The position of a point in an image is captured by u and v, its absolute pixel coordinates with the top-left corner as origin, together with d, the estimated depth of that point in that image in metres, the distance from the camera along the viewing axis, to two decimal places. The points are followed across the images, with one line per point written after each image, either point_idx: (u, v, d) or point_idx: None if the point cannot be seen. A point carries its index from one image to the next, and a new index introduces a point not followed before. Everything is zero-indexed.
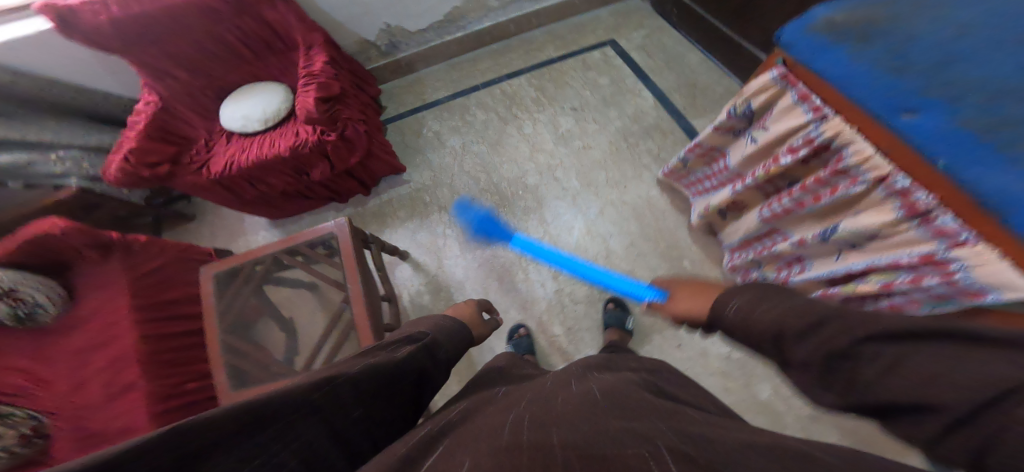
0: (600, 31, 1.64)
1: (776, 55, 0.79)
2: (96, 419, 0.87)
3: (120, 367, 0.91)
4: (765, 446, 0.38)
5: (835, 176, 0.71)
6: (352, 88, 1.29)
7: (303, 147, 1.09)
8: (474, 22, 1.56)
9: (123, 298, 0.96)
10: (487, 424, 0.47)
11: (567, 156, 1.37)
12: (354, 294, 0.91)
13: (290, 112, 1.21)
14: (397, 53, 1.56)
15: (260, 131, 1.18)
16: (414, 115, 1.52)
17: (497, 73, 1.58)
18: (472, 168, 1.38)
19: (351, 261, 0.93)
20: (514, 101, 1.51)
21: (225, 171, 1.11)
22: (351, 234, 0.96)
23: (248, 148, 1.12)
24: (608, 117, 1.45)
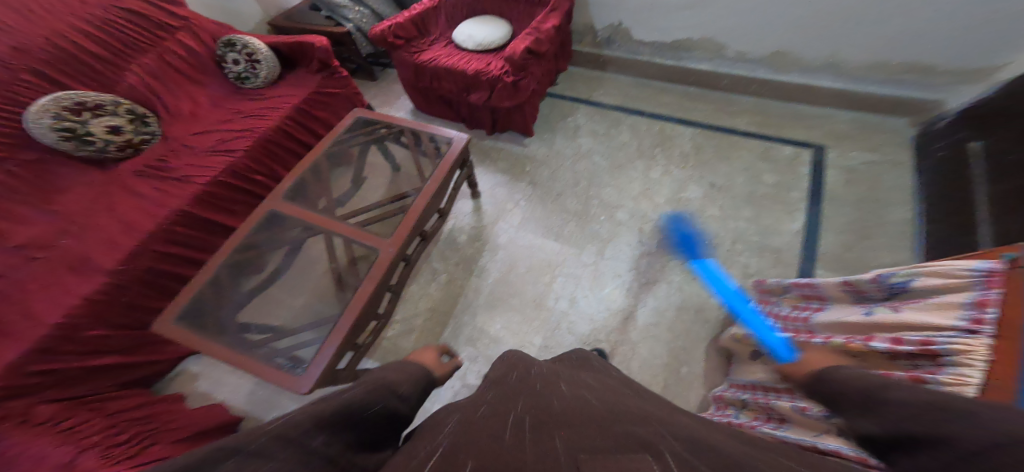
0: (817, 131, 1.51)
1: (1010, 247, 0.53)
2: (190, 155, 1.16)
3: (241, 135, 1.21)
4: (690, 448, 0.41)
5: (910, 379, 0.53)
6: (551, 57, 1.47)
7: (485, 75, 1.33)
8: (693, 60, 1.67)
9: (298, 101, 1.31)
10: (480, 418, 0.52)
11: (669, 221, 1.36)
12: (427, 189, 1.16)
13: (497, 48, 1.43)
14: (606, 50, 1.80)
15: (470, 50, 1.42)
16: (574, 102, 1.69)
17: (670, 112, 1.67)
18: (581, 171, 1.46)
19: (443, 168, 1.20)
20: (662, 143, 1.56)
21: (428, 60, 1.39)
22: (461, 150, 1.26)
23: (453, 55, 1.40)
24: (737, 213, 1.36)
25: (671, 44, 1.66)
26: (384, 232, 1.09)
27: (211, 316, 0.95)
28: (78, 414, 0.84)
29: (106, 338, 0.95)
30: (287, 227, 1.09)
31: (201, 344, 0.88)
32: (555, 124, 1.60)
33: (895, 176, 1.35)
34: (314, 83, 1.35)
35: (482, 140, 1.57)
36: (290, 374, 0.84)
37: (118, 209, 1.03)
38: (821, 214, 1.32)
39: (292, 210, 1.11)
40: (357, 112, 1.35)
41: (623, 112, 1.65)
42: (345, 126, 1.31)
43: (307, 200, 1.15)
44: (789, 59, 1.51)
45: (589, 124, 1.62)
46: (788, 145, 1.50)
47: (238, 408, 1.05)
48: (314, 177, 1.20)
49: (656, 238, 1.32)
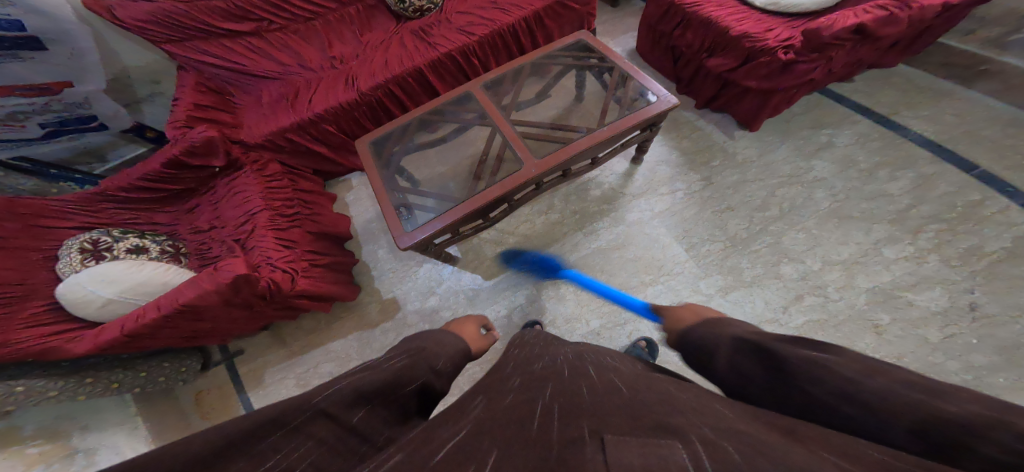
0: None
1: None
2: (443, 26, 1.46)
3: (480, 20, 1.43)
4: (746, 432, 0.39)
5: None
6: (885, 45, 1.09)
7: (752, 44, 1.11)
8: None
9: (542, 4, 1.42)
10: (506, 404, 0.55)
11: (843, 308, 0.99)
12: (599, 132, 1.16)
13: (800, 15, 1.14)
14: (1010, 55, 1.14)
15: (759, 8, 1.19)
16: (849, 111, 1.27)
17: (1023, 184, 1.05)
18: (780, 196, 1.17)
19: (627, 121, 1.16)
20: (958, 215, 1.04)
21: (691, 4, 1.24)
22: (656, 114, 1.16)
23: (722, 9, 1.21)
24: (963, 352, 0.89)
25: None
26: (537, 152, 1.19)
27: (388, 148, 1.34)
28: (282, 180, 1.40)
29: (333, 135, 1.48)
30: (469, 110, 1.33)
31: (372, 174, 1.28)
32: (795, 129, 1.27)
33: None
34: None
35: (686, 110, 1.38)
36: (402, 224, 1.17)
37: (388, 53, 1.45)
38: None
39: (480, 97, 1.33)
40: (580, 35, 1.39)
41: (936, 153, 1.14)
42: (563, 44, 1.39)
43: (497, 93, 1.34)
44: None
45: (851, 148, 1.20)
46: None
47: (355, 228, 1.55)
48: (512, 77, 1.36)
49: (810, 316, 1.00)
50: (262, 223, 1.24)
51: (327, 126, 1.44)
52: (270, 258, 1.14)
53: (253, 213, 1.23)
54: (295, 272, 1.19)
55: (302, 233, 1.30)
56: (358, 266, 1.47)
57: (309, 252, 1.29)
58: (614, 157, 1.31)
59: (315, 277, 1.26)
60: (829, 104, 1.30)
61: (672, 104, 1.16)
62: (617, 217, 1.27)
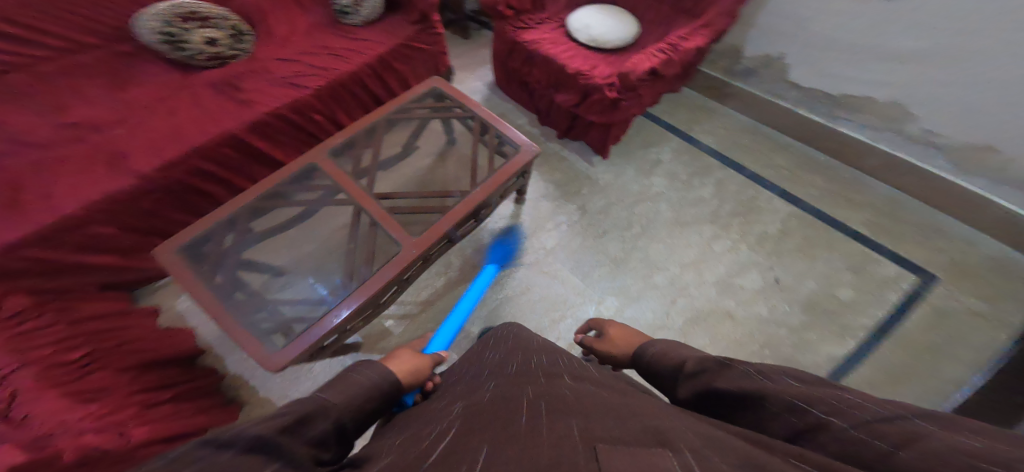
0: (939, 255, 1.29)
1: None
2: (256, 79, 1.21)
3: (308, 72, 1.24)
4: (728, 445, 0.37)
5: None
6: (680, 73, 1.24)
7: (584, 80, 1.16)
8: (846, 123, 1.41)
9: (381, 46, 1.31)
10: (493, 403, 0.51)
11: (707, 303, 1.24)
12: (477, 195, 1.08)
13: (613, 49, 1.24)
14: (738, 81, 1.57)
15: (581, 43, 1.23)
16: (665, 129, 1.52)
17: (773, 177, 1.44)
18: (640, 214, 1.35)
19: (503, 172, 1.11)
20: (752, 210, 1.38)
21: (528, 42, 1.22)
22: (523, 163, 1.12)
23: (557, 46, 1.22)
24: (785, 320, 1.23)
25: (832, 98, 1.40)
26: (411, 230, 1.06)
27: (218, 244, 1.03)
28: (38, 315, 0.91)
29: (115, 238, 1.07)
30: (318, 186, 1.10)
31: (194, 289, 0.94)
32: (632, 150, 1.46)
33: (988, 336, 1.16)
34: (405, 34, 1.34)
35: (548, 141, 1.45)
36: (263, 348, 0.89)
37: (178, 116, 1.13)
38: (874, 348, 1.18)
39: (330, 171, 1.10)
40: (432, 80, 1.24)
41: (720, 161, 1.46)
42: (417, 94, 1.22)
43: (350, 159, 1.15)
44: (983, 161, 1.23)
45: (673, 162, 1.46)
46: (892, 263, 1.30)
47: (205, 340, 1.18)
48: (364, 138, 1.18)
49: (688, 314, 1.22)
50: (34, 376, 0.77)
51: (102, 227, 1.03)
52: (70, 419, 0.72)
53: (11, 369, 0.76)
54: (121, 424, 0.78)
55: (109, 372, 0.89)
56: (224, 384, 1.12)
57: (138, 392, 0.89)
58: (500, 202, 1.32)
59: (159, 418, 0.87)
60: (649, 124, 1.54)
61: (536, 151, 1.13)
62: (513, 261, 1.28)
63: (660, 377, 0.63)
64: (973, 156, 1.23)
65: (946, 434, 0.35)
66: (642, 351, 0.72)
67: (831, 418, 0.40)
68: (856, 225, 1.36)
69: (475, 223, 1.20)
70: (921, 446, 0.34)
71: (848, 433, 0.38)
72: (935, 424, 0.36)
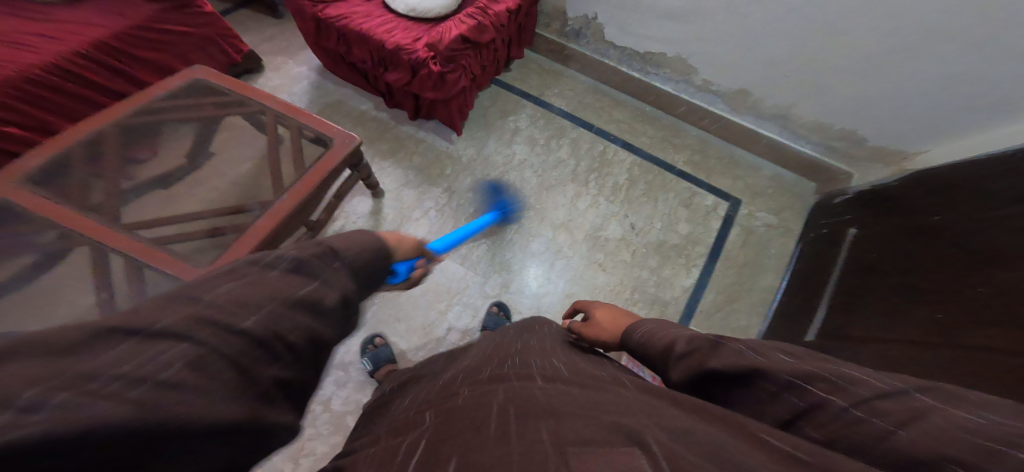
0: (738, 182, 1.58)
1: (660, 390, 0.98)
2: None
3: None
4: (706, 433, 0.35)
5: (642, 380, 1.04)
6: (504, 40, 1.22)
7: (406, 56, 1.04)
8: (659, 77, 1.59)
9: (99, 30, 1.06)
10: (447, 423, 0.41)
11: (582, 262, 1.32)
12: (281, 203, 0.92)
13: (435, 19, 1.10)
14: (572, 42, 1.63)
15: (399, 14, 1.09)
16: (517, 95, 1.51)
17: (616, 131, 1.57)
18: (507, 186, 1.33)
19: (319, 169, 0.97)
20: (604, 165, 1.48)
21: (334, 18, 1.06)
22: (346, 154, 1.00)
23: (371, 17, 1.07)
24: (643, 262, 1.39)
25: (641, 55, 1.54)
26: (207, 257, 0.85)
27: None
28: None
29: None
30: (32, 225, 0.82)
31: None
32: (491, 121, 1.42)
33: (781, 243, 1.48)
34: (139, 15, 1.11)
35: (400, 124, 1.33)
36: None
37: None
38: (713, 271, 1.43)
39: (27, 201, 0.84)
40: (196, 71, 1.05)
41: (572, 121, 1.52)
42: (172, 89, 1.03)
43: (64, 186, 0.87)
44: (747, 101, 1.49)
45: (531, 127, 1.46)
46: (713, 195, 1.56)
47: None
48: (87, 154, 0.92)
49: (566, 276, 1.29)
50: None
51: None
52: None
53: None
54: None
55: None
56: None
57: None
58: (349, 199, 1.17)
59: None
60: (502, 92, 1.51)
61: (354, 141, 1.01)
62: None
63: (647, 356, 0.56)
64: (736, 100, 1.51)
65: (951, 412, 0.31)
66: (628, 332, 0.63)
67: (834, 398, 0.36)
68: (681, 166, 1.59)
69: (308, 233, 1.04)
70: (925, 426, 0.31)
71: (850, 417, 0.34)
72: (949, 402, 0.33)
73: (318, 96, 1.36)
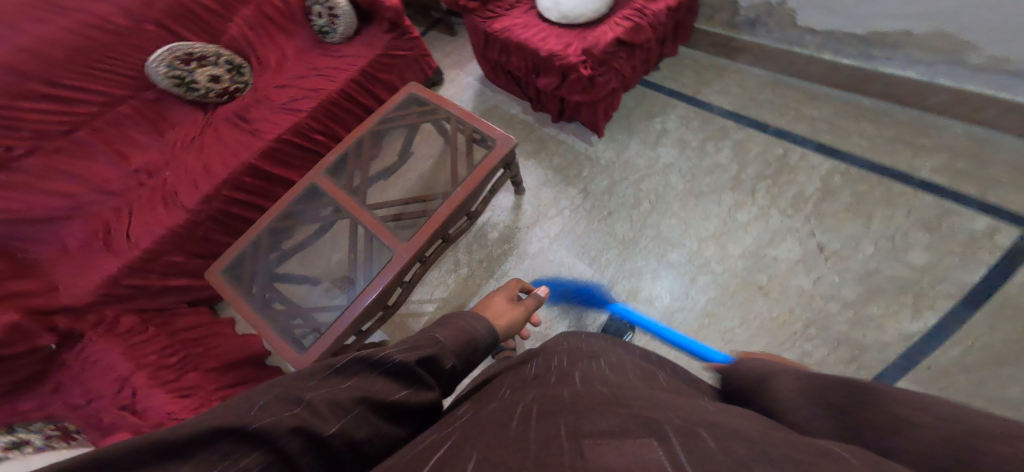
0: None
1: None
2: (260, 108, 1.33)
3: (305, 96, 1.34)
4: (768, 430, 0.29)
5: None
6: (656, 39, 1.23)
7: (558, 60, 1.17)
8: (887, 61, 1.20)
9: (362, 61, 1.38)
10: (491, 408, 0.43)
11: (733, 281, 1.10)
12: (454, 196, 1.11)
13: (587, 22, 1.20)
14: (744, 33, 1.39)
15: (553, 22, 1.23)
16: (670, 96, 1.41)
17: (808, 132, 1.26)
18: (648, 189, 1.26)
19: (486, 165, 1.15)
20: (779, 172, 1.21)
21: (500, 32, 1.28)
22: (504, 152, 1.16)
23: (529, 28, 1.25)
24: (834, 292, 1.04)
25: (863, 38, 1.19)
26: (401, 235, 1.08)
27: (248, 267, 1.13)
28: (145, 329, 1.06)
29: (181, 263, 1.20)
30: (322, 205, 1.17)
31: (236, 302, 1.07)
32: (635, 122, 1.38)
33: None
34: (382, 44, 1.40)
35: (544, 126, 1.44)
36: (292, 350, 0.99)
37: (205, 153, 1.25)
38: (969, 318, 0.94)
39: (327, 187, 1.18)
40: (410, 88, 1.34)
41: (737, 121, 1.31)
42: (398, 102, 1.32)
43: (343, 177, 1.21)
44: None
45: (682, 129, 1.34)
46: (981, 215, 1.04)
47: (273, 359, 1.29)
48: (355, 153, 1.24)
49: (710, 294, 1.10)
50: (145, 381, 0.92)
51: (173, 255, 1.18)
52: (174, 412, 0.86)
53: (127, 378, 0.92)
54: None
55: (200, 375, 1.01)
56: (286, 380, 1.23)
57: (220, 388, 1.02)
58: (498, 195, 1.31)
59: None
60: (651, 93, 1.43)
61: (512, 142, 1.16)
62: (517, 253, 1.25)
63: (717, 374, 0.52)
64: None
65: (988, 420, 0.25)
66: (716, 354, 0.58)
67: (867, 395, 0.31)
68: (925, 175, 1.13)
69: (468, 222, 1.21)
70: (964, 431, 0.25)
71: (886, 412, 0.29)
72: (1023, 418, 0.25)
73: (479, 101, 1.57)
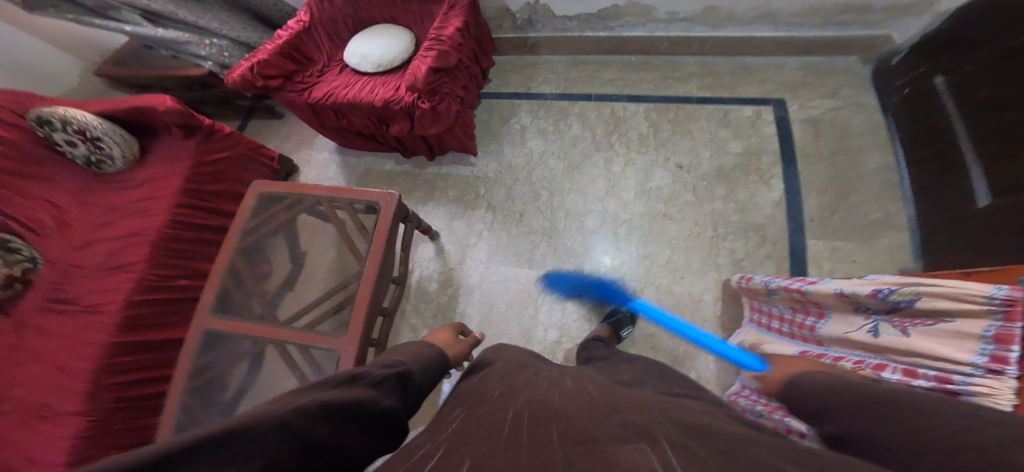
0: (770, 83, 1.39)
1: (971, 337, 0.52)
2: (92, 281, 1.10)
3: (133, 247, 1.12)
4: (710, 429, 0.43)
5: (917, 317, 0.59)
6: (470, 56, 1.29)
7: (394, 104, 1.13)
8: (627, 27, 1.44)
9: (176, 179, 1.18)
10: (482, 416, 0.51)
11: (643, 219, 1.24)
12: (367, 273, 0.96)
13: (403, 63, 1.23)
14: (531, 31, 1.52)
15: (371, 73, 1.23)
16: (511, 100, 1.53)
17: (616, 89, 1.49)
18: (539, 181, 1.34)
19: (381, 230, 1.00)
20: (618, 128, 1.42)
21: (323, 99, 1.20)
22: (393, 211, 1.02)
23: (350, 86, 1.20)
24: (712, 194, 1.26)
25: (597, 15, 1.41)
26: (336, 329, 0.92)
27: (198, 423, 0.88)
28: None
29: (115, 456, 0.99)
30: (233, 346, 0.94)
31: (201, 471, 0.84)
32: (497, 132, 1.46)
33: (861, 119, 1.28)
34: (189, 152, 1.21)
35: (423, 169, 1.43)
36: None
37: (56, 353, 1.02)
38: (798, 174, 1.25)
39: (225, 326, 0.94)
40: (255, 187, 1.10)
41: (569, 99, 1.50)
42: (249, 211, 1.08)
43: (238, 310, 0.98)
44: (721, 14, 1.32)
45: (535, 121, 1.48)
46: (743, 105, 1.39)
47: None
48: (235, 282, 1.00)
49: (636, 239, 1.22)
50: None
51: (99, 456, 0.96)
52: None
53: None
54: None
55: None
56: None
57: None
58: (417, 247, 1.30)
59: None
60: (495, 103, 1.54)
61: (398, 196, 1.03)
62: (463, 295, 1.23)
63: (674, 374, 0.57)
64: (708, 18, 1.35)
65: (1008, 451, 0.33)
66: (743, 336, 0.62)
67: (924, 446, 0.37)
68: (697, 92, 1.43)
69: (399, 288, 1.13)
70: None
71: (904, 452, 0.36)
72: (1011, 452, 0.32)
73: (348, 172, 1.51)
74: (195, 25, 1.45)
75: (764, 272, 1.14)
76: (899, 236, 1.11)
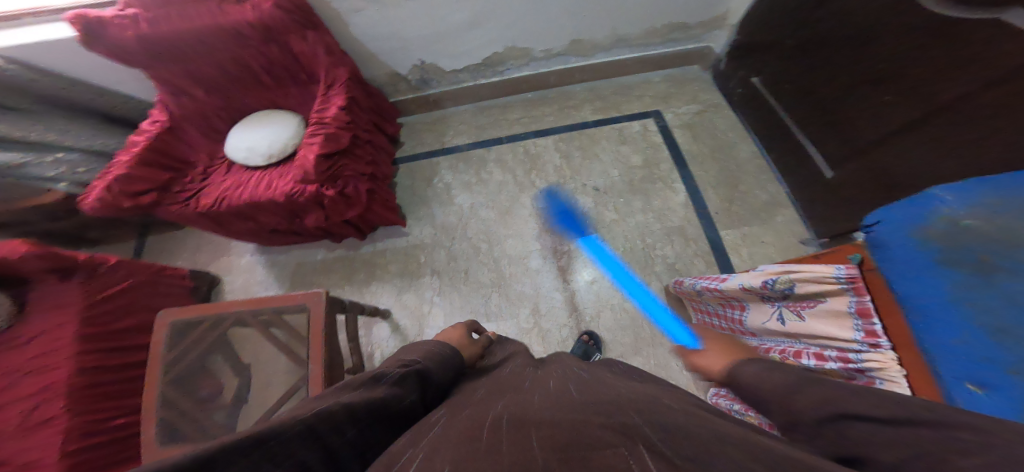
0: (647, 98, 1.57)
1: (843, 311, 0.62)
2: None
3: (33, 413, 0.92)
4: (702, 429, 0.42)
5: (803, 301, 0.68)
6: (367, 128, 1.27)
7: (299, 198, 1.04)
8: (512, 69, 1.53)
9: (69, 329, 0.99)
10: (459, 420, 0.49)
11: (580, 247, 1.32)
12: (314, 380, 0.88)
13: (295, 150, 1.16)
14: (428, 89, 1.54)
15: (263, 166, 1.14)
16: (429, 159, 1.53)
17: (522, 128, 1.56)
18: (476, 235, 1.37)
19: (316, 333, 0.92)
20: (534, 166, 1.49)
21: (216, 205, 1.09)
22: (325, 309, 0.95)
23: (244, 185, 1.10)
24: (632, 208, 1.38)
25: (483, 63, 1.48)
26: None
27: None
28: None
29: None
30: None
31: None
32: (422, 194, 1.46)
33: (722, 118, 1.50)
34: (75, 296, 1.02)
35: (358, 249, 1.38)
36: None
37: None
38: (692, 175, 1.42)
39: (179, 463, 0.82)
40: (164, 318, 0.95)
41: (482, 146, 1.54)
42: (163, 351, 0.92)
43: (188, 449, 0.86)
44: (586, 44, 1.48)
45: (456, 176, 1.49)
46: (633, 121, 1.54)
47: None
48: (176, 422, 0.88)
49: (579, 266, 1.29)
50: None
51: None
52: None
53: None
54: None
55: None
56: None
57: None
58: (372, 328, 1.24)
59: None
60: (413, 165, 1.52)
61: (325, 291, 0.96)
62: None
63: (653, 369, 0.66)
64: (580, 46, 1.48)
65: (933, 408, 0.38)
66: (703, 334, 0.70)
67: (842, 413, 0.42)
68: (592, 116, 1.56)
69: None
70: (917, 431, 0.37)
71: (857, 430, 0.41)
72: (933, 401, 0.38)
73: (278, 271, 1.39)
74: (28, 144, 1.21)
75: (697, 268, 1.27)
76: (789, 211, 1.30)
